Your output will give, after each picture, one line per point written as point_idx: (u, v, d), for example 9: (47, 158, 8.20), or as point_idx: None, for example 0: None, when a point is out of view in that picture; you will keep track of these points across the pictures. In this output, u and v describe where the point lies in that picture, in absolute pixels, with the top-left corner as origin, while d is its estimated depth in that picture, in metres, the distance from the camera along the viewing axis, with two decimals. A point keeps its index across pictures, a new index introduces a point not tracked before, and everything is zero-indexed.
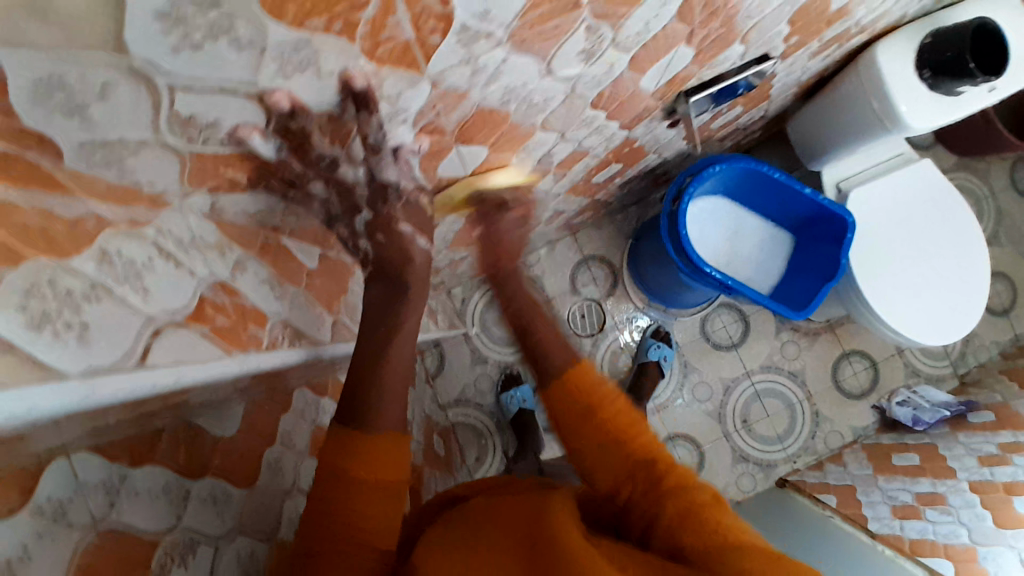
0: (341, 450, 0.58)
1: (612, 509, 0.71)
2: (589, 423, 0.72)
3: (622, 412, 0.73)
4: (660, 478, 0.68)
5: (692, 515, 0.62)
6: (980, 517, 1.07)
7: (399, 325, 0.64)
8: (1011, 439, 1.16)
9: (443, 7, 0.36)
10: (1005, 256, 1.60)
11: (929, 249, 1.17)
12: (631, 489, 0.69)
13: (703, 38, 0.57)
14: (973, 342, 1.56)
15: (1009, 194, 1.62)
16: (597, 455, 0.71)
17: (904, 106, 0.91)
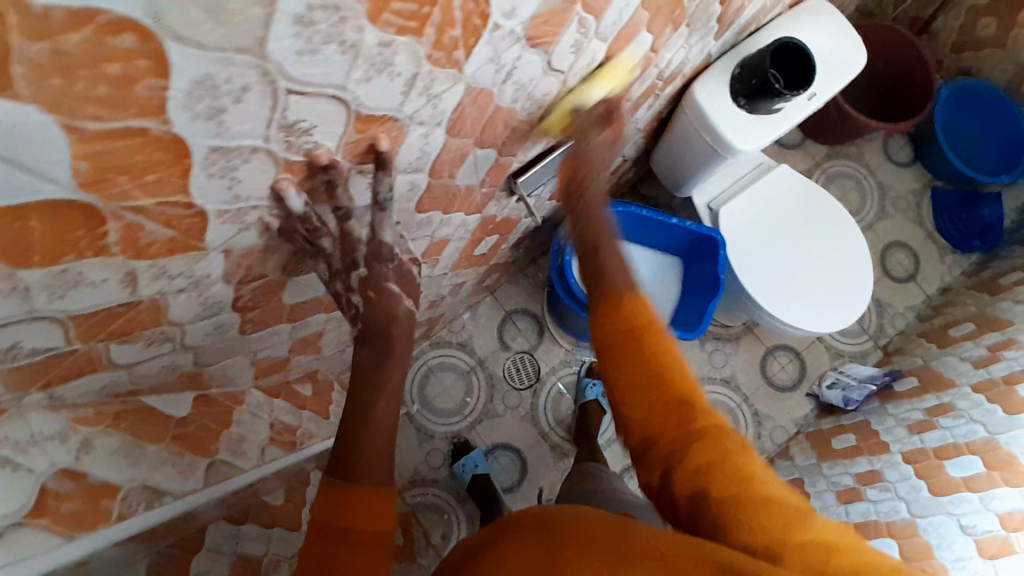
0: (336, 502, 0.49)
1: (636, 440, 0.62)
2: (627, 359, 0.61)
3: (667, 350, 0.61)
4: (691, 418, 0.59)
5: (715, 466, 0.56)
6: (917, 488, 1.08)
7: (386, 382, 0.56)
8: (936, 402, 1.21)
9: (191, 208, 0.38)
10: (900, 226, 1.61)
11: (804, 244, 1.24)
12: (663, 425, 0.59)
13: (498, 138, 0.63)
14: (887, 311, 1.58)
15: (886, 168, 1.64)
16: (636, 379, 0.60)
17: (731, 132, 0.97)
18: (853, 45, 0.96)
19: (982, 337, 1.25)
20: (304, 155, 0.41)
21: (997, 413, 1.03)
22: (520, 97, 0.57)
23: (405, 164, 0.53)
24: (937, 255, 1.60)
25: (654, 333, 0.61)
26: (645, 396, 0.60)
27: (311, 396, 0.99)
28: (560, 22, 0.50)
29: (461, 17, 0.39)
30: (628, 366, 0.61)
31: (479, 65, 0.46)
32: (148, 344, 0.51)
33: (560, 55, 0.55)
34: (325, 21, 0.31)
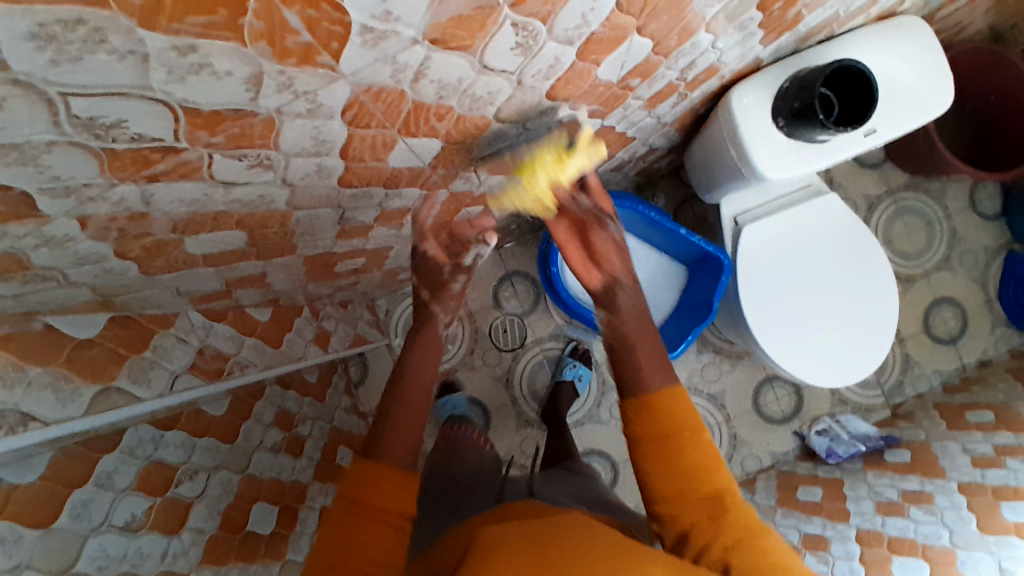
0: (360, 479, 0.65)
1: (671, 533, 0.63)
2: (667, 461, 0.63)
3: (701, 440, 0.64)
4: (722, 513, 0.61)
5: (748, 556, 0.58)
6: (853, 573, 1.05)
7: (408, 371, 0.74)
8: (916, 487, 1.18)
9: (5, 187, 0.37)
10: (959, 281, 1.63)
11: (831, 284, 1.16)
12: (696, 522, 0.61)
13: (445, 130, 0.58)
14: (912, 371, 1.60)
15: (966, 215, 1.64)
16: (672, 493, 0.62)
17: (766, 162, 0.89)
18: (941, 78, 0.85)
19: (995, 434, 1.20)
20: (127, 145, 0.37)
21: (967, 525, 1.01)
22: (452, 97, 0.51)
23: (294, 152, 0.48)
24: (989, 325, 1.61)
25: (687, 436, 0.64)
26: (677, 488, 0.62)
27: (267, 323, 1.01)
28: (481, 31, 0.42)
29: (302, 27, 0.33)
30: (661, 456, 0.63)
31: (359, 69, 0.40)
32: (27, 282, 0.51)
33: (498, 58, 0.47)
34: (73, 35, 0.27)
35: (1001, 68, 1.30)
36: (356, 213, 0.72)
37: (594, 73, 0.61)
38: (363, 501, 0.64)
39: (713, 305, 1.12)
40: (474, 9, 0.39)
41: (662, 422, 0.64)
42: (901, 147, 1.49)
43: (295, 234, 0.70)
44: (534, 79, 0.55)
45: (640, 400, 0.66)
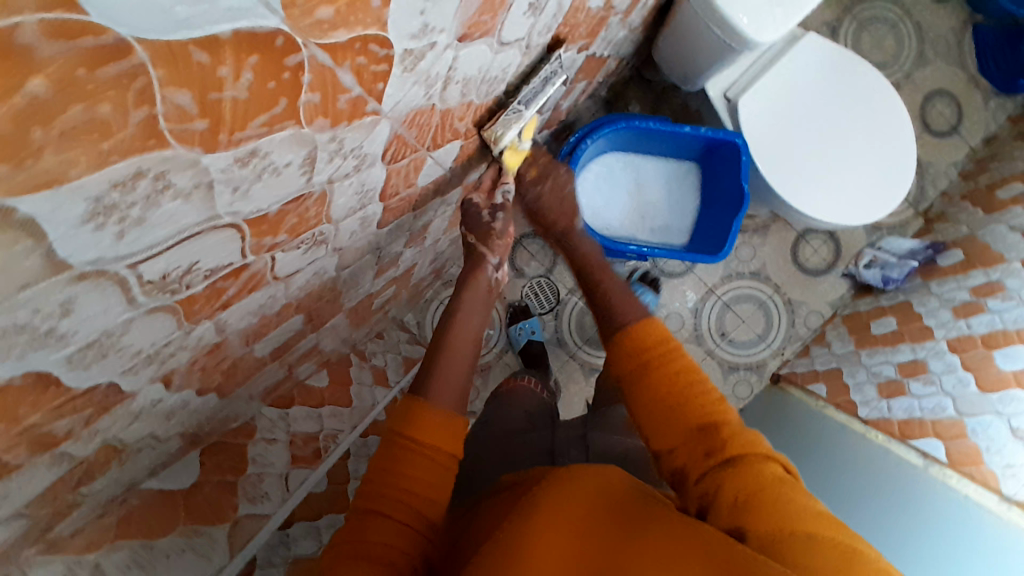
0: (411, 417, 0.62)
1: (669, 472, 0.65)
2: (649, 389, 0.68)
3: (694, 377, 0.68)
4: (718, 448, 0.61)
5: (750, 491, 0.55)
6: (964, 382, 1.07)
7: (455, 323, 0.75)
8: (983, 279, 1.20)
9: (91, 387, 0.33)
10: (940, 70, 1.63)
11: (840, 121, 1.15)
12: (688, 455, 0.63)
13: (467, 128, 0.53)
14: (929, 173, 1.62)
15: (923, 5, 1.63)
16: (658, 413, 0.67)
17: (755, 28, 0.85)
18: None
19: None
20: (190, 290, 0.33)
21: None
22: (472, 91, 0.46)
23: (342, 215, 0.43)
24: (981, 101, 1.63)
25: (671, 362, 0.70)
26: (669, 420, 0.66)
27: (331, 386, 0.97)
28: (501, 7, 0.37)
29: (349, 81, 0.28)
30: (646, 384, 0.69)
31: (399, 102, 0.35)
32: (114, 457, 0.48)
33: (512, 30, 0.42)
34: (133, 197, 0.23)
35: None
36: (391, 246, 0.68)
37: (585, 4, 0.56)
38: (420, 439, 0.60)
39: (744, 191, 1.07)
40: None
41: (648, 356, 0.71)
42: None
43: (342, 293, 0.66)
44: (539, 37, 0.50)
45: (626, 333, 0.74)
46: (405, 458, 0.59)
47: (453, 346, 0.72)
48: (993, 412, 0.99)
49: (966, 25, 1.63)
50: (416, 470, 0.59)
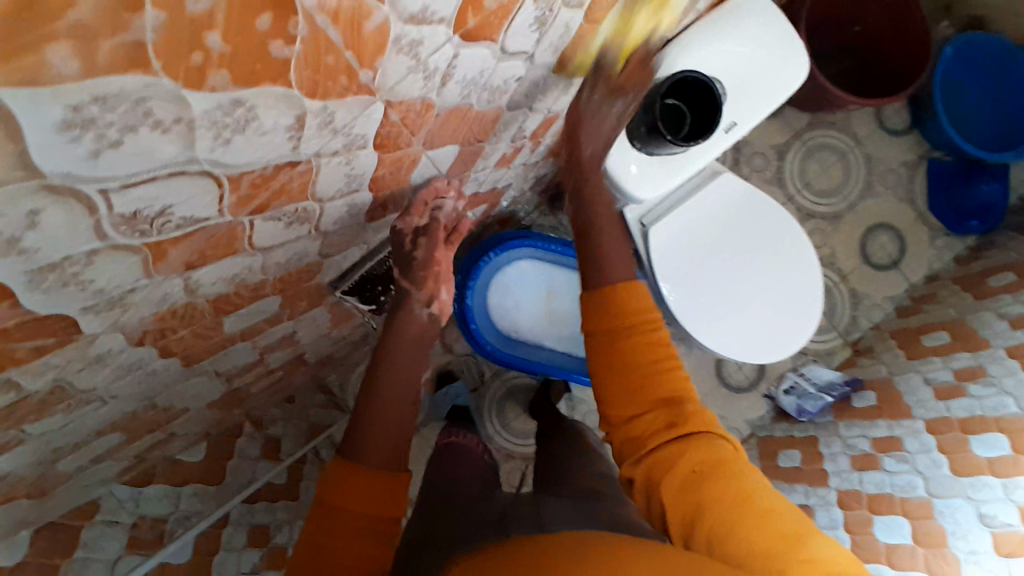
0: (335, 483, 0.63)
1: (623, 438, 0.70)
2: (621, 371, 0.70)
3: (660, 338, 0.70)
4: (679, 419, 0.67)
5: (711, 473, 0.62)
6: (843, 543, 1.12)
7: (383, 372, 0.69)
8: (886, 432, 1.23)
9: None
10: (888, 204, 1.64)
11: (749, 261, 1.18)
12: (655, 417, 0.68)
13: (277, 288, 0.59)
14: (863, 303, 1.63)
15: (874, 137, 1.65)
16: (627, 386, 0.69)
17: (632, 181, 0.88)
18: (788, 54, 0.86)
19: (952, 357, 1.27)
20: None
21: (941, 469, 1.07)
22: (253, 276, 0.52)
23: (94, 379, 0.47)
24: (928, 238, 1.64)
25: (627, 330, 0.71)
26: (635, 387, 0.69)
27: (205, 463, 1.06)
28: (237, 242, 0.43)
29: (34, 342, 0.36)
30: (621, 341, 0.71)
31: (118, 322, 0.41)
32: None
33: (270, 240, 0.47)
34: None
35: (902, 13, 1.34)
36: (231, 363, 0.72)
37: (403, 184, 0.61)
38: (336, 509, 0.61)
39: None
40: (211, 239, 0.40)
41: (606, 315, 0.72)
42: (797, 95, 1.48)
43: (171, 405, 0.70)
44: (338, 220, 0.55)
45: (609, 290, 0.73)
46: (332, 525, 0.61)
47: (388, 386, 0.68)
48: None
49: (920, 159, 1.65)
50: (337, 540, 0.60)
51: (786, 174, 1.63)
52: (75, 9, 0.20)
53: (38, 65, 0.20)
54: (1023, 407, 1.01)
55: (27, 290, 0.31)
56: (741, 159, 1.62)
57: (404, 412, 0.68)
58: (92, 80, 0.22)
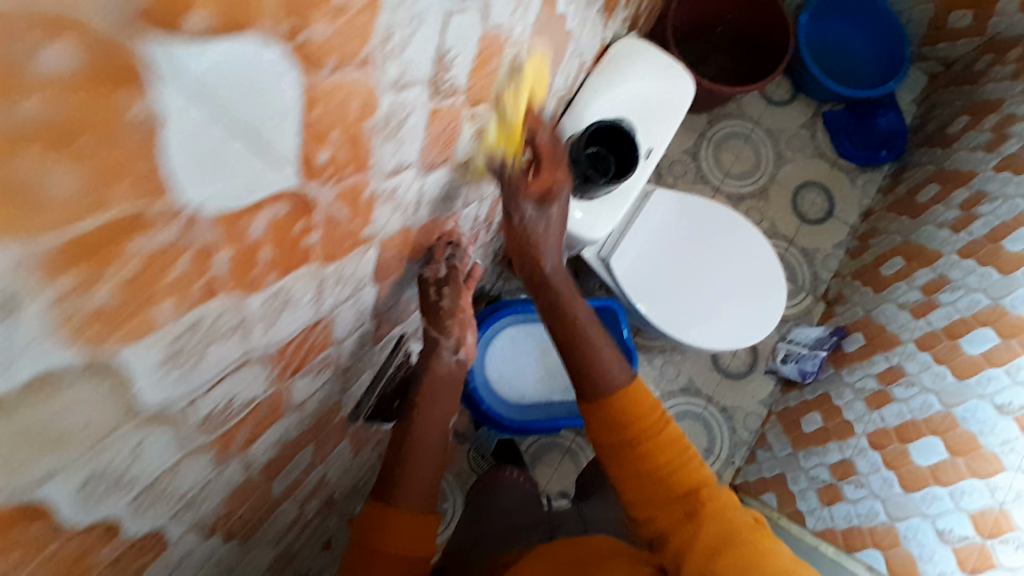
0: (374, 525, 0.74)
1: (648, 536, 0.75)
2: (632, 460, 0.75)
3: (668, 458, 0.74)
4: (698, 508, 0.71)
5: (721, 553, 0.67)
6: (889, 483, 1.16)
7: (425, 413, 0.80)
8: (886, 365, 1.30)
9: None
10: (802, 164, 1.76)
11: (707, 258, 1.27)
12: (672, 518, 0.72)
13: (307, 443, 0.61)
14: (818, 257, 1.73)
15: (767, 109, 1.77)
16: (638, 487, 0.75)
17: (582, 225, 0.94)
18: (675, 77, 0.98)
19: (913, 278, 1.39)
20: None
21: (946, 379, 1.12)
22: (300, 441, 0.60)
23: None
24: (848, 181, 1.76)
25: (651, 419, 0.77)
26: (649, 486, 0.74)
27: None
28: (280, 408, 0.47)
29: (128, 566, 0.40)
30: (629, 461, 0.76)
31: (194, 519, 0.45)
32: None
33: (303, 397, 0.50)
34: None
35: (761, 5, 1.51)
36: (276, 525, 0.73)
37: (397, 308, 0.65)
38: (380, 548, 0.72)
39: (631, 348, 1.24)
40: (262, 413, 0.44)
41: (628, 424, 0.76)
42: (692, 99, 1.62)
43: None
44: (350, 359, 0.58)
45: (612, 401, 0.78)
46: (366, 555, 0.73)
47: (423, 429, 0.80)
48: (919, 513, 1.08)
49: (816, 116, 1.78)
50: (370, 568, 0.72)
51: (706, 170, 1.75)
52: (172, 269, 0.26)
53: (146, 323, 0.26)
54: (993, 297, 1.11)
55: (131, 515, 0.35)
56: (663, 170, 1.74)
57: (435, 446, 0.80)
58: (183, 314, 0.28)
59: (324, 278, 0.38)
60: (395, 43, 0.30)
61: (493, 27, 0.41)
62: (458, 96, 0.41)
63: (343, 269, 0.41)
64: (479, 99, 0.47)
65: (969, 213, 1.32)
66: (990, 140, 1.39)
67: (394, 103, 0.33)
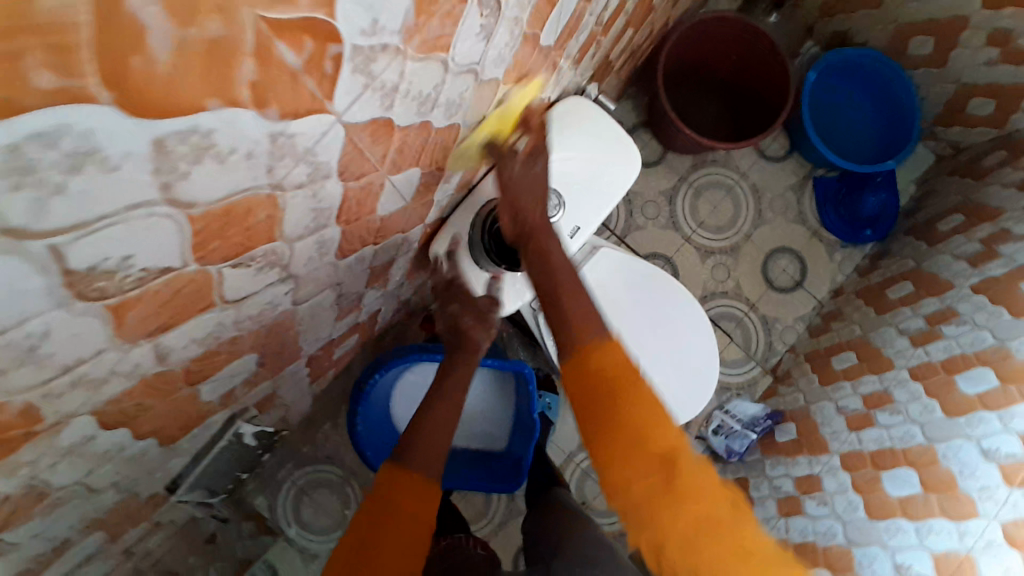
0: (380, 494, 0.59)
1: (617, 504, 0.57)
2: (609, 428, 0.56)
3: (651, 401, 0.57)
4: (678, 478, 0.55)
5: (712, 529, 0.55)
6: None
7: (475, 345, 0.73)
8: (807, 470, 1.21)
9: None
10: (780, 228, 1.64)
11: (653, 331, 1.17)
12: (653, 484, 0.55)
13: (82, 545, 0.56)
14: (776, 327, 1.61)
15: (758, 165, 1.66)
16: (604, 440, 0.56)
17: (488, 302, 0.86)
18: (623, 153, 0.89)
19: (860, 382, 1.21)
20: None
21: (856, 511, 1.03)
22: (74, 543, 0.54)
23: None
24: (826, 254, 1.63)
25: (628, 371, 0.58)
26: (625, 457, 0.56)
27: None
28: None
29: None
30: (602, 407, 0.57)
31: None
32: None
33: (27, 536, 0.44)
34: None
35: (765, 49, 1.38)
36: None
37: (207, 409, 0.57)
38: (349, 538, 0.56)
39: (536, 420, 1.13)
40: None
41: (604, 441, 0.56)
42: (675, 140, 1.50)
43: None
44: (121, 475, 0.51)
45: (584, 354, 0.59)
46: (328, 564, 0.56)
47: (457, 374, 0.71)
48: None
49: (806, 178, 1.65)
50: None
51: (680, 217, 1.64)
52: None
53: None
54: (929, 437, 0.96)
55: None
56: (634, 209, 1.63)
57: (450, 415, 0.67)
58: None
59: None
60: None
61: (231, 195, 0.31)
62: (182, 270, 0.32)
63: (15, 462, 0.34)
64: (252, 247, 0.37)
65: (931, 329, 1.12)
66: (976, 254, 1.17)
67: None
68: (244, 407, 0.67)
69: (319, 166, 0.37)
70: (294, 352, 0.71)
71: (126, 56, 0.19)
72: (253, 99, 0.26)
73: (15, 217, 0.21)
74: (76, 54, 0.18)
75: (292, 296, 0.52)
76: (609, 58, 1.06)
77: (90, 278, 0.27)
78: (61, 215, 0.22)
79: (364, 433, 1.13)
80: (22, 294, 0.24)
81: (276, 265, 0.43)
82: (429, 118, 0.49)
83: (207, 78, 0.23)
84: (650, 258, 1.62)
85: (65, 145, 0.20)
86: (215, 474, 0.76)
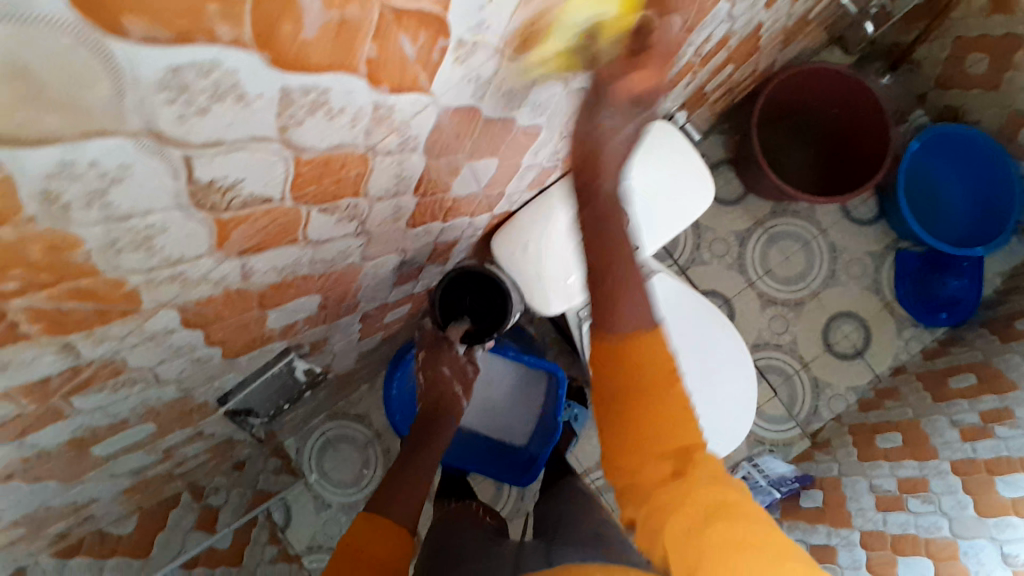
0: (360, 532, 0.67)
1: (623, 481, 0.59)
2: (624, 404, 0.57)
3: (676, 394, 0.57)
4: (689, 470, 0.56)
5: (721, 518, 0.53)
6: None
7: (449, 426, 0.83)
8: (823, 541, 1.17)
9: None
10: (851, 294, 1.58)
11: (699, 357, 1.15)
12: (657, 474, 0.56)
13: (135, 423, 0.63)
14: (824, 392, 1.55)
15: (841, 224, 1.61)
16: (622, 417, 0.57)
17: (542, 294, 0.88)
18: (696, 176, 0.90)
19: (898, 465, 1.16)
20: None
21: None
22: (130, 422, 0.62)
23: None
24: (894, 330, 1.55)
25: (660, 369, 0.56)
26: (638, 436, 0.57)
27: (135, 535, 1.01)
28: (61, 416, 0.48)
29: None
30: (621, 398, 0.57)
31: None
32: None
33: (96, 404, 0.51)
34: None
35: (869, 108, 1.34)
36: (119, 465, 0.76)
37: (266, 335, 0.63)
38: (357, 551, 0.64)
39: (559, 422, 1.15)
40: (38, 418, 0.46)
41: (623, 450, 0.58)
42: (759, 183, 1.48)
43: (68, 503, 0.76)
44: (181, 374, 0.58)
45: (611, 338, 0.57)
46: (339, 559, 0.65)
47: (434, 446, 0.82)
48: None
49: (889, 249, 1.58)
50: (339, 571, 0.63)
51: (747, 261, 1.61)
52: None
53: None
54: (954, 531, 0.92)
55: None
56: (702, 243, 1.62)
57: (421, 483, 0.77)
58: None
59: (66, 343, 0.38)
60: (94, 200, 0.28)
61: (332, 148, 0.36)
62: (278, 201, 0.38)
63: (111, 332, 0.40)
64: (338, 197, 0.43)
65: (984, 428, 1.06)
66: None
67: (124, 231, 0.31)
68: (297, 343, 0.74)
69: (408, 138, 0.42)
70: (350, 305, 0.76)
71: (283, 23, 0.25)
72: (368, 74, 0.31)
73: (166, 125, 0.26)
74: (240, 8, 0.23)
75: (359, 251, 0.57)
76: (704, 90, 1.08)
77: (206, 191, 0.32)
78: (200, 132, 0.28)
79: (395, 398, 1.19)
80: (155, 190, 0.30)
81: (353, 219, 0.49)
82: (513, 115, 0.53)
83: (338, 47, 0.28)
84: (708, 295, 1.60)
85: (215, 76, 0.25)
86: (260, 398, 0.83)
